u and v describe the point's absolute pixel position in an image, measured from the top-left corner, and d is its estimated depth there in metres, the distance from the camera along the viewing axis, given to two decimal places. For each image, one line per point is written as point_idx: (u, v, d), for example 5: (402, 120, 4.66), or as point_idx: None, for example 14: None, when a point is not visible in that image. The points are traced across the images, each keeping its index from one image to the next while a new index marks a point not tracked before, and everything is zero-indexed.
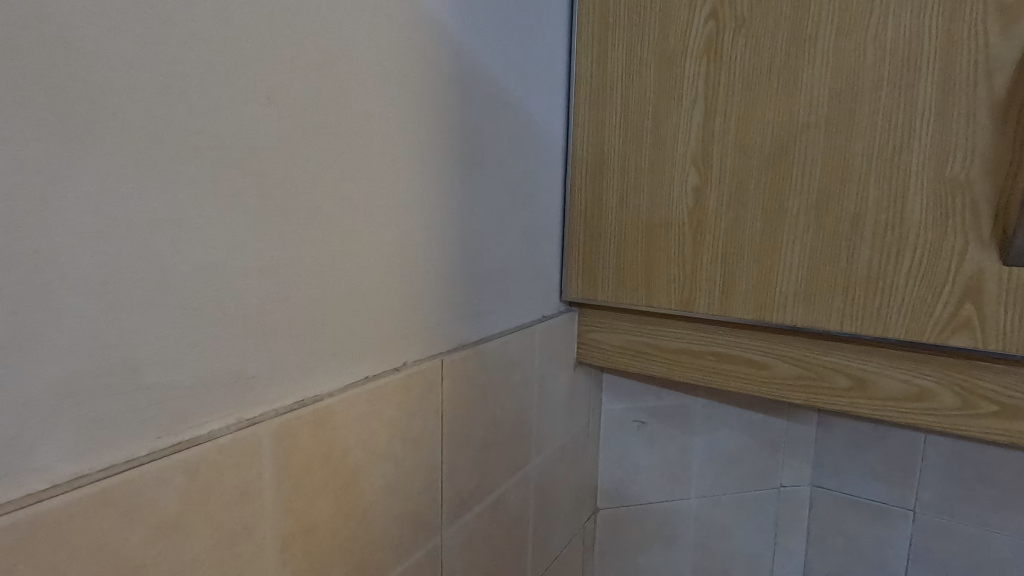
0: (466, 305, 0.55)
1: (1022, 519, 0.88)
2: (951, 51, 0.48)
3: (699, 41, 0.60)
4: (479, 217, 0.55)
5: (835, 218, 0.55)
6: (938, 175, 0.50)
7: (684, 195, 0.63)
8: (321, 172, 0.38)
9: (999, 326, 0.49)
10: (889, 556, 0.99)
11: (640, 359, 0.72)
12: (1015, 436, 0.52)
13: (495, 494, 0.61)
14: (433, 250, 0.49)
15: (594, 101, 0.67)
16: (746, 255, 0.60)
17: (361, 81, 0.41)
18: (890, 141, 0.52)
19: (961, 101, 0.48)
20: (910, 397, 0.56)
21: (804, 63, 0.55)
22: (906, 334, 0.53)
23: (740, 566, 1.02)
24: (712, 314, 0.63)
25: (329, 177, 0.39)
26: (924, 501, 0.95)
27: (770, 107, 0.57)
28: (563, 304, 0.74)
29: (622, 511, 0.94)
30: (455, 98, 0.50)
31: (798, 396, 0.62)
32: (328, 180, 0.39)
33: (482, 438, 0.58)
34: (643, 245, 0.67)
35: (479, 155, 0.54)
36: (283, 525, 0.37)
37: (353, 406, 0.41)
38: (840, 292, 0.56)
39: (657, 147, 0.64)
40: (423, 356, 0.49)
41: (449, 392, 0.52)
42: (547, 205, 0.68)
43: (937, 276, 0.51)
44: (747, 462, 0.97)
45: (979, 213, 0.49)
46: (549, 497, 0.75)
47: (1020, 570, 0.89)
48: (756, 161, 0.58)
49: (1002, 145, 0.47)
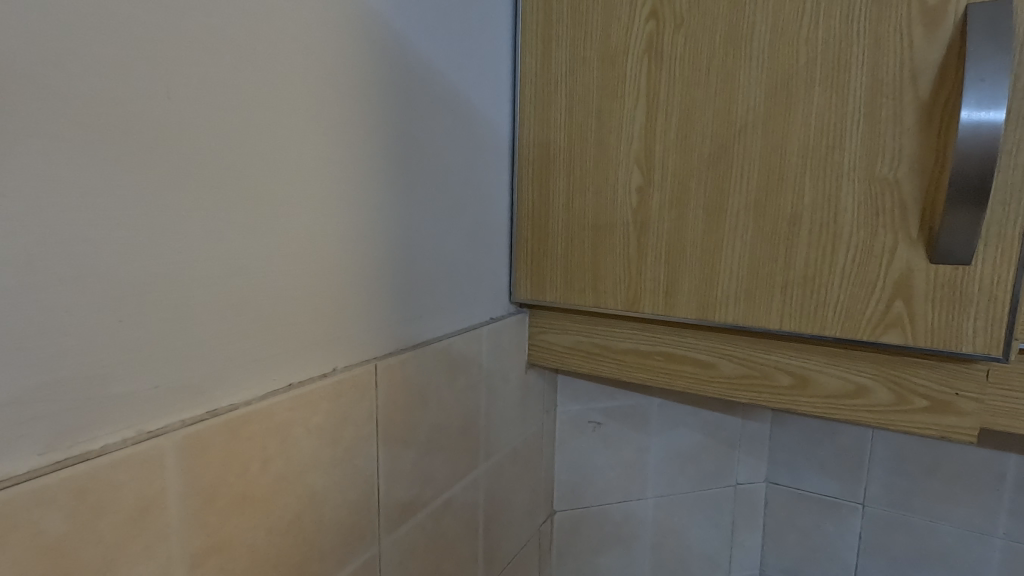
0: (404, 308, 0.53)
1: (963, 510, 0.91)
2: (879, 52, 0.49)
3: (639, 41, 0.60)
4: (416, 218, 0.54)
5: (773, 217, 0.55)
6: (869, 175, 0.51)
7: (628, 195, 0.63)
8: (235, 169, 0.37)
9: (928, 323, 0.50)
10: (841, 550, 1.01)
11: (590, 360, 0.71)
12: (946, 430, 0.53)
13: (440, 501, 0.60)
14: (364, 252, 0.48)
15: (540, 100, 0.67)
16: (688, 255, 0.60)
17: (281, 76, 0.39)
18: (822, 141, 0.52)
19: (888, 102, 0.49)
20: (846, 394, 0.57)
21: (740, 63, 0.55)
22: (841, 331, 0.54)
23: (697, 564, 1.02)
24: (658, 314, 0.63)
25: (244, 177, 0.37)
26: (872, 494, 0.97)
27: (708, 107, 0.57)
28: (513, 306, 0.73)
29: (580, 513, 0.94)
30: (387, 96, 0.49)
31: (742, 395, 0.62)
32: (243, 180, 0.37)
33: (423, 444, 0.56)
34: (589, 246, 0.66)
35: (414, 155, 0.53)
36: (195, 541, 0.35)
37: (274, 415, 0.40)
38: (779, 290, 0.56)
39: (601, 147, 0.64)
40: (354, 362, 0.48)
41: (384, 398, 0.50)
42: (492, 206, 0.67)
43: (868, 274, 0.52)
44: (703, 460, 0.98)
45: (907, 213, 0.50)
46: (500, 501, 0.74)
47: (963, 560, 0.92)
48: (696, 162, 0.58)
49: (926, 146, 0.48)
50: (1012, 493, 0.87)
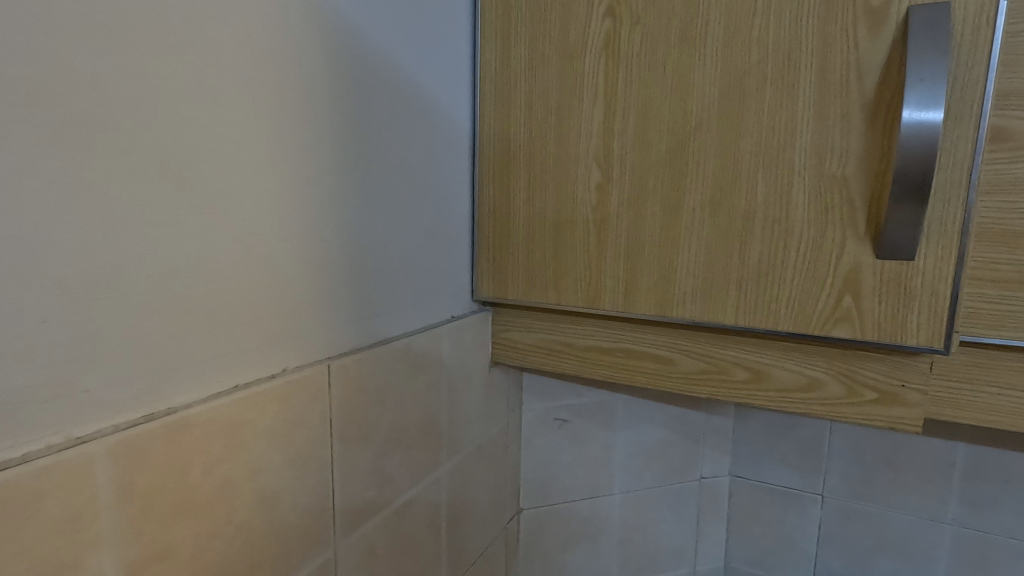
0: (359, 307, 0.52)
1: (917, 499, 0.94)
2: (827, 52, 0.50)
3: (598, 38, 0.60)
4: (371, 216, 0.53)
5: (728, 214, 0.56)
6: (818, 173, 0.52)
7: (587, 192, 0.63)
8: (172, 164, 0.35)
9: (875, 317, 0.51)
10: (802, 540, 1.03)
11: (553, 358, 0.71)
12: (894, 421, 0.55)
13: (400, 502, 0.59)
14: (315, 250, 0.47)
15: (500, 96, 0.67)
16: (647, 252, 0.61)
17: (222, 68, 0.38)
18: (774, 139, 0.53)
19: (835, 101, 0.50)
20: (800, 388, 0.58)
21: (695, 61, 0.56)
22: (794, 326, 0.55)
23: (664, 558, 1.04)
24: (618, 311, 0.64)
25: (183, 171, 0.36)
26: (831, 485, 0.99)
27: (665, 105, 0.57)
28: (476, 304, 0.73)
29: (547, 510, 0.94)
30: (338, 91, 0.48)
31: (701, 390, 0.63)
32: (181, 175, 0.36)
33: (381, 445, 0.56)
34: (551, 243, 0.66)
35: (368, 151, 0.52)
36: (131, 549, 0.34)
37: (218, 417, 0.39)
38: (734, 286, 0.57)
39: (561, 144, 0.64)
40: (306, 362, 0.47)
41: (337, 398, 0.49)
42: (453, 204, 0.66)
43: (819, 269, 0.53)
44: (668, 455, 1.00)
45: (855, 210, 0.51)
46: (464, 501, 0.74)
47: (917, 547, 0.94)
48: (654, 159, 0.59)
49: (872, 145, 0.50)
50: (962, 480, 0.90)
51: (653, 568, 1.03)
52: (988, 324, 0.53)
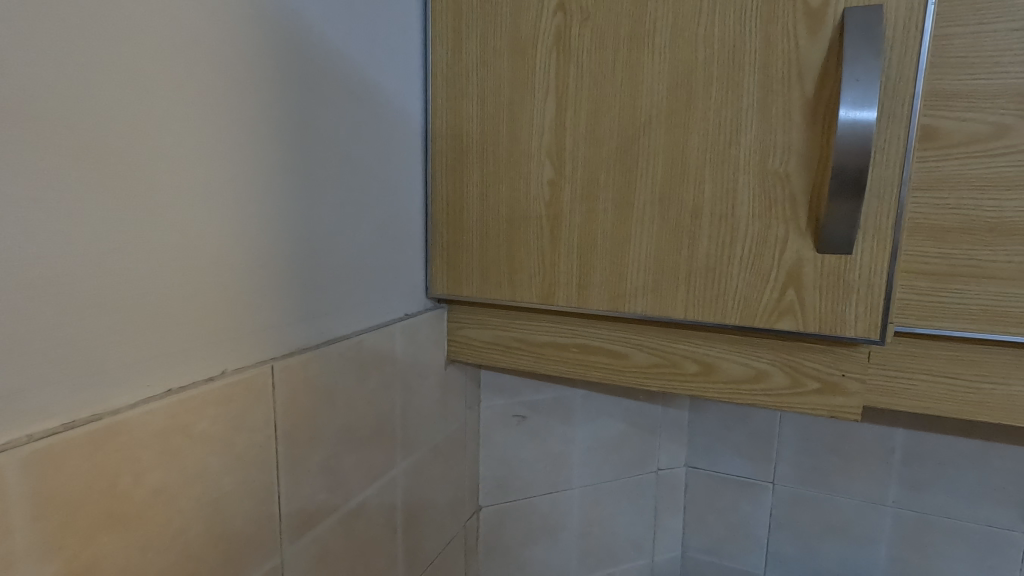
0: (305, 306, 0.51)
1: (861, 484, 0.97)
2: (770, 51, 0.51)
3: (548, 34, 0.60)
4: (317, 211, 0.51)
5: (677, 210, 0.57)
6: (762, 169, 0.53)
7: (540, 188, 0.63)
8: (98, 158, 0.34)
9: (816, 310, 0.53)
10: (755, 528, 1.06)
11: (509, 355, 0.71)
12: (836, 410, 0.56)
13: (352, 504, 0.58)
14: (257, 247, 0.45)
15: (452, 91, 0.66)
16: (599, 248, 0.61)
17: (152, 57, 0.36)
18: (720, 136, 0.54)
19: (777, 100, 0.52)
20: (748, 380, 0.59)
21: (644, 58, 0.56)
22: (741, 319, 0.56)
23: (623, 550, 1.05)
24: (572, 306, 0.64)
25: (109, 165, 0.34)
26: (782, 473, 1.03)
27: (615, 101, 0.58)
28: (430, 302, 0.72)
29: (506, 507, 0.94)
30: (279, 81, 0.46)
31: (653, 384, 0.64)
32: (107, 170, 0.34)
33: (330, 447, 0.54)
34: (505, 240, 0.66)
35: (313, 145, 0.50)
36: (49, 566, 0.32)
37: (149, 423, 0.37)
38: (683, 281, 0.58)
39: (514, 140, 0.63)
40: (248, 364, 0.45)
41: (282, 400, 0.48)
42: (406, 200, 0.65)
43: (764, 264, 0.54)
44: (626, 449, 1.01)
45: (797, 206, 0.52)
46: (421, 501, 0.73)
47: (861, 531, 0.98)
48: (605, 155, 0.59)
49: (812, 142, 0.51)
50: (901, 464, 0.94)
51: (612, 560, 1.04)
52: (920, 315, 0.55)
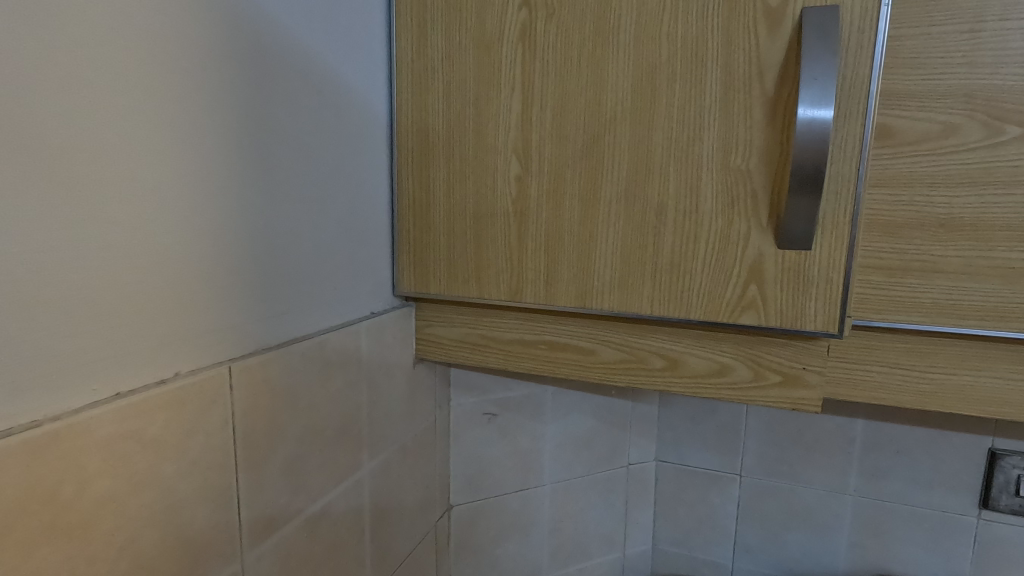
0: (265, 305, 0.49)
1: (823, 474, 1.00)
2: (731, 49, 0.52)
3: (514, 29, 0.60)
4: (277, 208, 0.50)
5: (642, 206, 0.57)
6: (724, 166, 0.54)
7: (507, 184, 0.62)
8: (40, 152, 0.32)
9: (777, 304, 0.54)
10: (722, 519, 1.08)
11: (477, 352, 0.71)
12: (796, 402, 0.58)
13: (316, 508, 0.57)
14: (213, 244, 0.44)
15: (416, 85, 0.65)
16: (566, 244, 0.61)
17: (99, 46, 0.35)
18: (683, 132, 0.55)
19: (739, 97, 0.52)
20: (712, 374, 0.60)
21: (608, 54, 0.56)
22: (705, 314, 0.57)
23: (594, 545, 1.06)
24: (539, 303, 0.64)
25: (52, 159, 0.33)
26: (748, 465, 1.05)
27: (581, 97, 0.58)
28: (397, 300, 0.71)
29: (477, 505, 0.93)
30: (235, 73, 0.45)
31: (620, 379, 0.64)
32: (49, 164, 0.32)
33: (292, 449, 0.53)
34: (471, 237, 0.65)
35: (272, 140, 0.49)
36: None
37: (92, 430, 0.35)
38: (649, 277, 0.58)
39: (479, 136, 0.63)
40: (204, 365, 0.44)
41: (240, 402, 0.46)
42: (370, 196, 0.64)
43: (727, 260, 0.55)
44: (596, 444, 1.02)
45: (758, 202, 0.53)
46: (389, 502, 0.72)
47: (824, 519, 1.01)
48: (571, 152, 0.59)
49: (773, 139, 0.52)
50: (861, 454, 0.97)
51: (583, 555, 1.05)
52: (876, 309, 0.56)
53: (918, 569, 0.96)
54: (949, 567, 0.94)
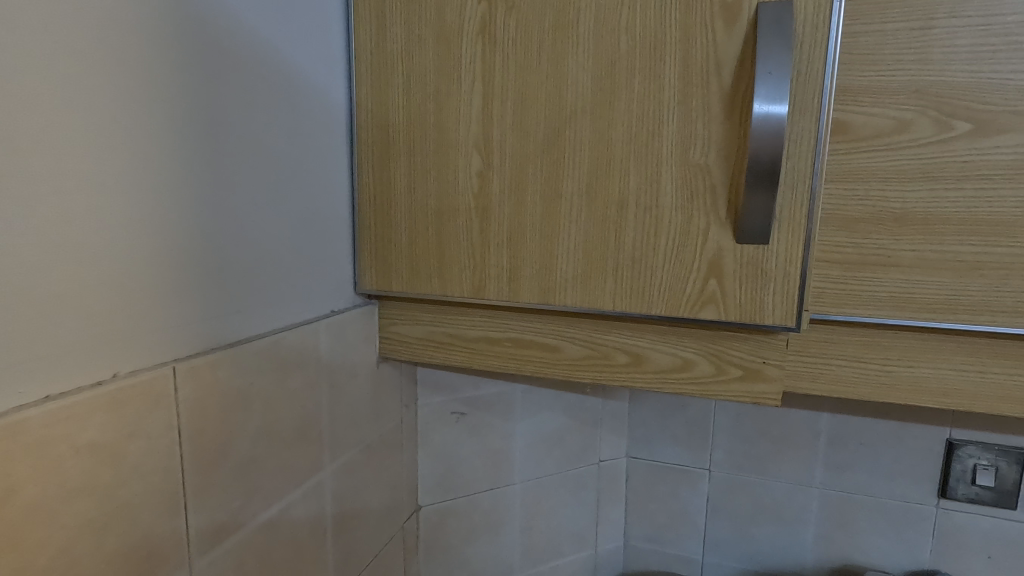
0: (215, 303, 0.48)
1: (790, 467, 1.01)
2: (689, 43, 0.52)
3: (474, 22, 0.59)
4: (227, 203, 0.48)
5: (604, 202, 0.57)
6: (684, 161, 0.54)
7: (469, 180, 0.62)
8: None
9: (737, 299, 0.54)
10: (693, 514, 1.09)
11: (441, 350, 0.70)
12: (757, 396, 0.58)
13: (271, 513, 0.55)
14: (155, 240, 0.42)
15: (376, 79, 0.64)
16: (529, 241, 0.60)
17: (28, 32, 0.33)
18: (643, 128, 0.54)
19: (697, 92, 0.52)
20: (675, 369, 0.60)
21: (568, 48, 0.56)
22: (666, 309, 0.57)
23: (566, 543, 1.06)
24: (502, 300, 0.63)
25: None
26: (717, 460, 1.06)
27: (541, 91, 0.57)
28: (360, 298, 0.70)
29: (446, 505, 0.92)
30: (178, 62, 0.43)
31: (585, 376, 0.64)
32: None
33: (246, 453, 0.51)
34: (433, 234, 0.64)
35: (221, 133, 0.47)
36: None
37: (21, 433, 0.33)
38: (611, 272, 0.58)
39: (441, 130, 0.62)
40: (148, 365, 0.42)
41: (187, 404, 0.45)
42: (329, 192, 0.63)
43: (687, 254, 0.55)
44: (566, 442, 1.01)
45: (717, 197, 0.53)
46: (353, 504, 0.71)
47: (791, 512, 1.02)
48: (532, 147, 0.59)
49: (730, 134, 0.52)
50: (826, 447, 0.98)
51: (555, 554, 1.04)
52: (834, 302, 0.57)
53: (881, 559, 0.98)
54: (911, 556, 0.96)
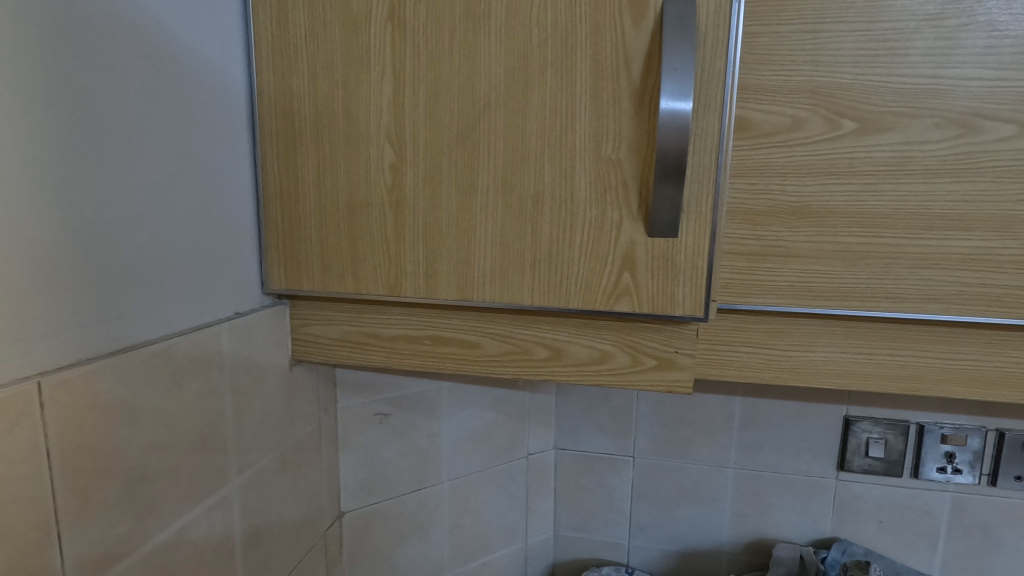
0: (90, 306, 0.43)
1: (707, 450, 1.06)
2: (599, 38, 0.52)
3: (381, 8, 0.56)
4: (102, 195, 0.43)
5: (520, 195, 0.56)
6: (596, 155, 0.54)
7: (381, 173, 0.59)
8: None
9: (650, 291, 0.55)
10: (619, 501, 1.12)
11: (357, 351, 0.67)
12: (671, 385, 0.60)
13: (168, 534, 0.51)
14: (9, 238, 0.37)
15: (278, 65, 0.60)
16: (445, 235, 0.59)
17: None
18: (556, 121, 0.54)
19: (608, 86, 0.53)
20: (593, 361, 0.61)
21: (480, 38, 0.54)
22: (583, 303, 0.57)
23: (497, 538, 1.05)
24: (419, 297, 0.61)
25: None
26: (640, 447, 1.09)
27: (454, 82, 0.56)
28: (267, 298, 0.65)
29: (371, 509, 0.90)
30: (32, 35, 0.38)
31: (506, 371, 0.63)
32: None
33: (134, 471, 0.47)
34: (345, 229, 0.61)
35: (91, 117, 0.42)
36: None
37: None
38: (528, 266, 0.58)
39: (350, 121, 0.59)
40: (8, 378, 0.37)
41: (57, 422, 0.40)
42: (228, 184, 0.58)
43: (602, 247, 0.55)
44: (494, 438, 1.01)
45: (629, 191, 0.54)
46: (265, 516, 0.67)
47: (709, 492, 1.07)
48: (445, 139, 0.57)
49: (640, 129, 0.53)
50: (739, 429, 1.04)
51: (485, 550, 1.04)
52: (739, 292, 0.60)
53: (789, 530, 1.04)
54: (815, 526, 1.03)
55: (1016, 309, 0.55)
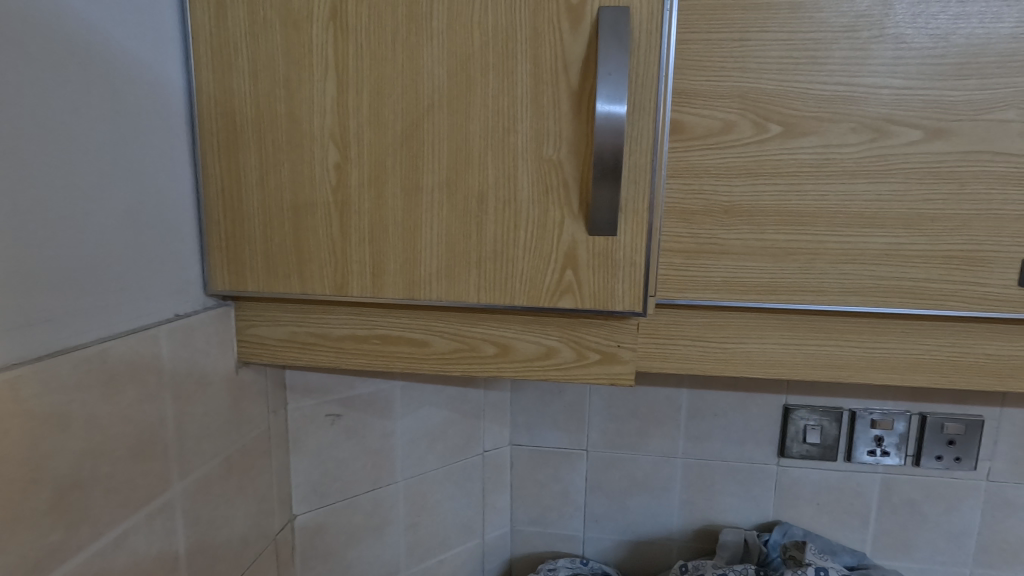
0: (18, 310, 0.41)
1: (657, 441, 1.09)
2: (538, 42, 0.53)
3: (323, 8, 0.56)
4: (29, 194, 0.42)
5: (464, 195, 0.57)
6: (538, 157, 0.55)
7: (325, 172, 0.59)
8: None
9: (591, 288, 0.57)
10: (574, 494, 1.14)
11: (305, 351, 0.66)
12: (614, 378, 0.62)
13: (105, 541, 0.50)
14: None
15: (218, 62, 0.59)
16: (391, 234, 0.59)
17: None
18: (498, 123, 0.56)
19: (547, 89, 0.54)
20: (539, 356, 0.62)
21: (423, 40, 0.55)
22: (528, 300, 0.59)
23: (453, 535, 1.06)
24: (366, 297, 0.61)
25: None
26: (593, 440, 1.11)
27: (397, 83, 0.56)
28: (210, 300, 0.64)
29: (324, 511, 0.89)
30: None
31: (454, 368, 0.64)
32: None
33: (67, 477, 0.46)
34: (289, 229, 0.61)
35: (15, 114, 0.41)
36: None
37: None
38: (474, 264, 0.59)
39: (293, 121, 0.59)
40: None
41: None
42: (167, 183, 0.57)
43: (545, 245, 0.57)
44: (449, 436, 1.02)
45: (569, 191, 0.56)
46: (210, 522, 0.65)
47: (659, 482, 1.11)
48: (390, 140, 0.57)
49: (579, 131, 0.54)
50: (686, 420, 1.07)
51: (441, 547, 1.05)
52: (677, 288, 0.62)
53: (735, 516, 1.09)
54: (758, 511, 1.08)
55: (925, 300, 0.60)
